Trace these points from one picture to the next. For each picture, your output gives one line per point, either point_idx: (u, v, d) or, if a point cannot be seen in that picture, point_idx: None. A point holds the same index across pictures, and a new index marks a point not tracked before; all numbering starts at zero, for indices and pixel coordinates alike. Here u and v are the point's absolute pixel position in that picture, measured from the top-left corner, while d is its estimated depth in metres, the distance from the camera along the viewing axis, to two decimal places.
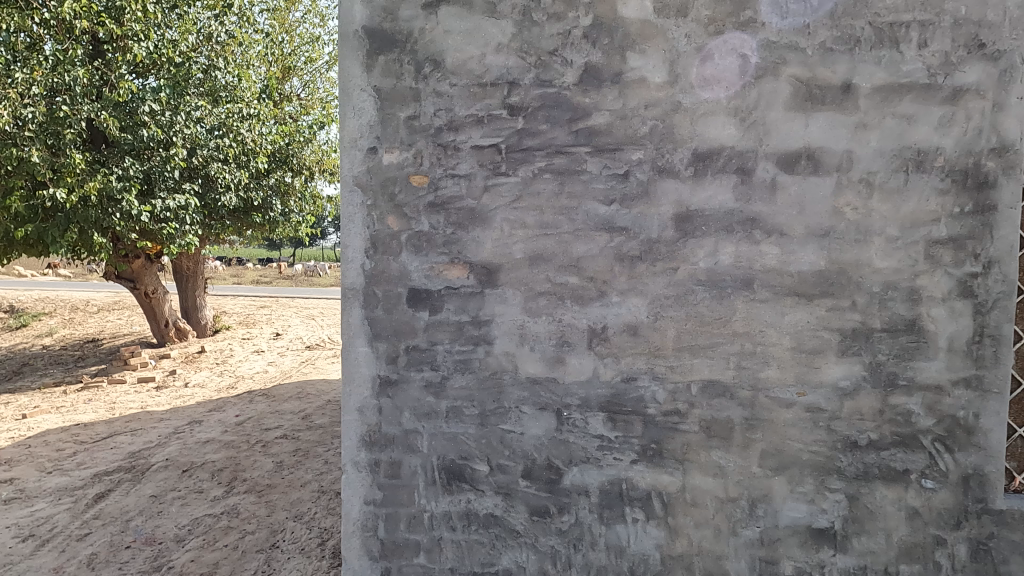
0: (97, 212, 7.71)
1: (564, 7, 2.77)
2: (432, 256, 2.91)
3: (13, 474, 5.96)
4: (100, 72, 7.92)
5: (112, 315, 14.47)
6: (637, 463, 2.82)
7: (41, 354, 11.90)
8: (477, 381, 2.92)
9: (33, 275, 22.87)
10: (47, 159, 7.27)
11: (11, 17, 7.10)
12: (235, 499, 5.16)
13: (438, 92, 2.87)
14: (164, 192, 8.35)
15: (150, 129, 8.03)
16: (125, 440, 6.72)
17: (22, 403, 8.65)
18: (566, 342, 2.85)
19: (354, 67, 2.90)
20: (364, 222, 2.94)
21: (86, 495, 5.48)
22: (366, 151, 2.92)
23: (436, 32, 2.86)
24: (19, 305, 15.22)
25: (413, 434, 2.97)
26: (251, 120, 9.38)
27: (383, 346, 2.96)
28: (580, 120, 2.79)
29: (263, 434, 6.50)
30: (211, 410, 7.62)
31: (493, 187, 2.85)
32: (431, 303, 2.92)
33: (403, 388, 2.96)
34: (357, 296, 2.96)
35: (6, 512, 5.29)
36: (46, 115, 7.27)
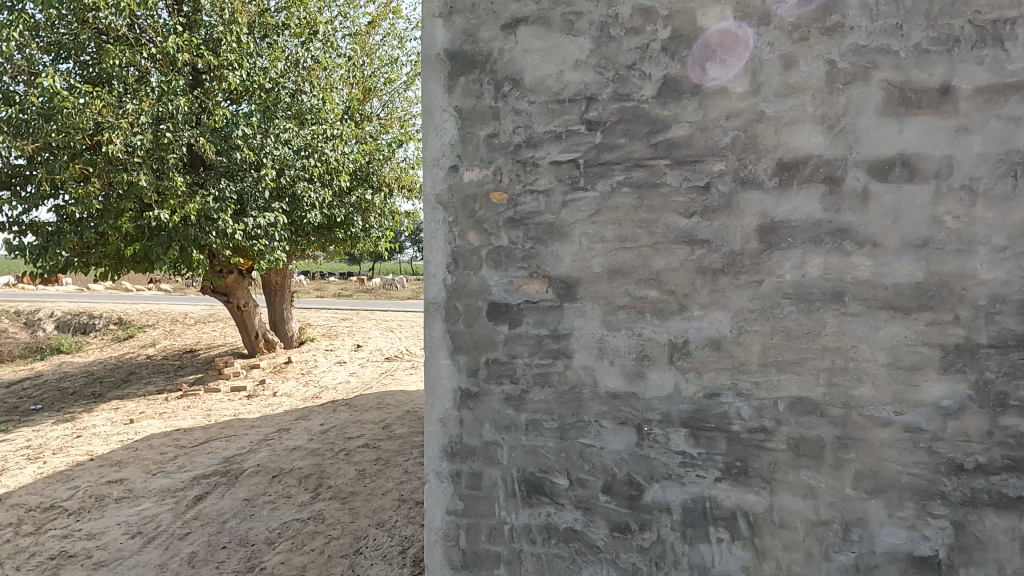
0: (196, 231, 8.28)
1: (642, 21, 2.78)
2: (512, 271, 2.96)
3: (123, 475, 6.45)
4: (199, 100, 8.55)
5: (207, 327, 15.42)
6: (721, 481, 2.75)
7: (145, 364, 12.82)
8: (556, 395, 2.93)
9: (136, 289, 24.90)
10: (152, 182, 7.88)
11: (123, 53, 7.82)
12: (321, 505, 5.37)
13: (518, 110, 2.92)
14: (255, 211, 8.85)
15: (243, 152, 8.60)
16: (220, 445, 7.12)
17: (130, 410, 9.33)
18: (646, 356, 2.82)
19: (435, 89, 3.01)
20: (446, 237, 3.03)
21: (186, 496, 5.85)
22: (447, 169, 3.01)
23: (515, 52, 2.92)
24: (127, 318, 16.51)
25: (493, 445, 3.01)
26: (334, 140, 9.74)
27: (464, 358, 3.03)
28: (659, 133, 2.78)
29: (347, 442, 6.73)
30: (298, 419, 7.96)
31: (572, 202, 2.87)
32: (511, 317, 2.97)
33: (484, 400, 3.01)
34: (439, 310, 3.06)
35: (117, 510, 5.73)
36: (152, 142, 7.93)
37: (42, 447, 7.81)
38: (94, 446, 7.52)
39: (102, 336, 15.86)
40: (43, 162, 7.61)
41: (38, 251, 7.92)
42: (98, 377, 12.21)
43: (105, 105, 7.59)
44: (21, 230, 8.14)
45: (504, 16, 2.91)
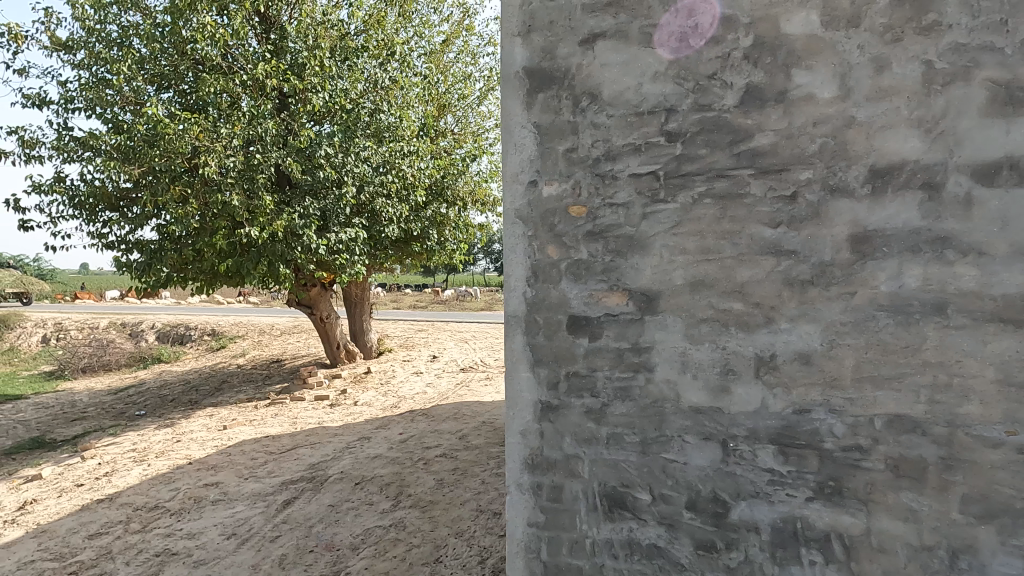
0: (283, 246, 8.72)
1: (723, 30, 2.74)
2: (592, 284, 2.97)
3: (218, 479, 6.83)
4: (286, 123, 9.01)
5: (293, 338, 16.13)
6: (813, 501, 2.64)
7: (236, 373, 13.55)
8: (638, 409, 2.91)
9: (229, 302, 26.48)
10: (244, 201, 8.36)
11: (218, 81, 8.37)
12: (403, 513, 5.49)
13: (596, 124, 2.94)
14: (337, 227, 9.22)
15: (325, 171, 8.98)
16: (305, 452, 7.42)
17: (223, 416, 9.87)
18: (731, 370, 2.75)
19: (514, 106, 3.08)
20: (526, 252, 3.08)
21: (276, 500, 6.13)
22: (526, 184, 3.07)
23: (593, 67, 2.94)
24: (220, 329, 17.51)
25: (574, 459, 3.02)
26: (410, 156, 10.03)
27: (544, 371, 3.06)
28: (742, 142, 2.72)
29: (425, 452, 6.87)
30: (378, 428, 8.19)
31: (652, 214, 2.86)
32: (591, 330, 2.97)
33: (564, 414, 3.03)
34: (519, 323, 3.10)
35: (214, 511, 6.08)
36: (243, 163, 8.43)
37: (147, 450, 8.39)
38: (192, 451, 8.01)
39: (198, 346, 16.90)
40: (148, 185, 8.23)
41: (142, 267, 8.56)
42: (194, 385, 13.00)
43: (202, 130, 8.13)
44: (128, 248, 8.81)
45: (582, 32, 2.94)
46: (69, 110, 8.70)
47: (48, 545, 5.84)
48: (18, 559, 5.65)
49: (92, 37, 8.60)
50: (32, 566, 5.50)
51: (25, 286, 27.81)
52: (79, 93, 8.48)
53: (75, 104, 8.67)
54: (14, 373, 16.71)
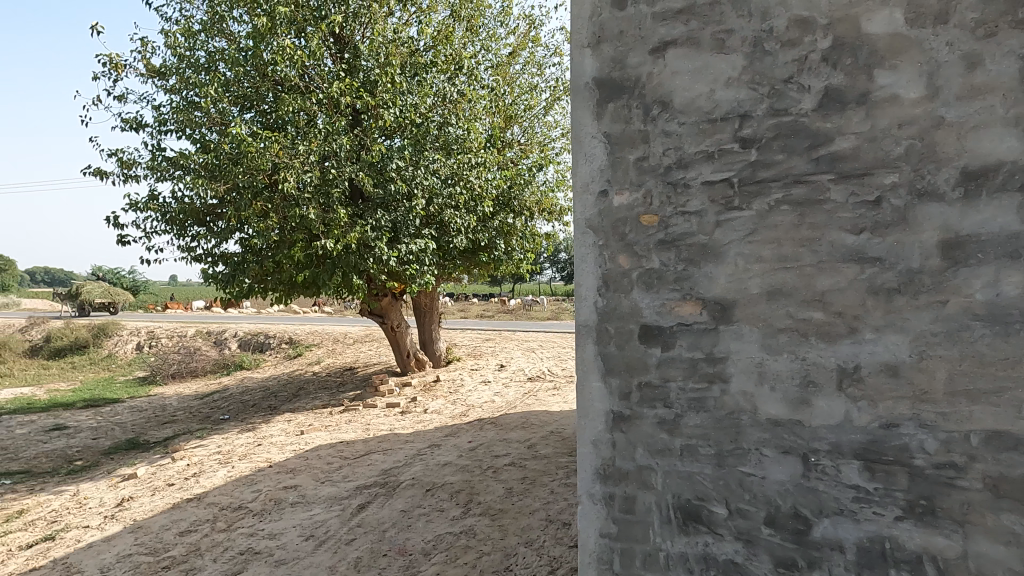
0: (356, 258, 9.01)
1: (800, 32, 2.67)
2: (664, 294, 2.94)
3: (296, 482, 7.10)
4: (359, 138, 9.33)
5: (365, 346, 16.61)
6: (903, 520, 2.51)
7: (312, 379, 14.07)
8: (712, 421, 2.85)
9: (304, 311, 27.55)
10: (320, 215, 8.70)
11: (296, 101, 8.77)
12: (472, 520, 5.55)
13: (667, 132, 2.92)
14: (407, 238, 9.46)
15: (396, 184, 9.24)
16: (378, 458, 7.61)
17: (301, 421, 10.27)
18: (812, 382, 2.66)
19: (584, 116, 3.10)
20: (596, 261, 3.09)
21: (351, 504, 6.31)
22: (597, 194, 3.08)
23: (663, 75, 2.93)
24: (296, 338, 18.24)
25: (647, 470, 2.98)
26: (478, 167, 10.16)
27: (616, 381, 3.05)
28: (821, 146, 2.65)
29: (494, 460, 6.91)
30: (448, 435, 8.31)
31: (726, 222, 2.81)
32: (663, 340, 2.94)
33: (637, 424, 3.00)
34: (590, 332, 3.10)
35: (293, 513, 6.32)
36: (320, 178, 8.78)
37: (231, 453, 8.82)
38: (272, 454, 8.37)
39: (276, 354, 17.66)
40: (233, 201, 8.71)
41: (227, 278, 9.04)
42: (273, 391, 13.57)
43: (281, 147, 8.55)
44: (214, 260, 9.33)
45: (652, 41, 2.94)
46: (162, 131, 9.30)
47: (143, 540, 6.22)
48: (117, 553, 6.03)
49: (183, 63, 9.18)
50: (130, 560, 5.87)
51: (115, 297, 29.71)
52: (171, 116, 9.07)
53: (167, 126, 9.27)
54: (112, 378, 17.92)
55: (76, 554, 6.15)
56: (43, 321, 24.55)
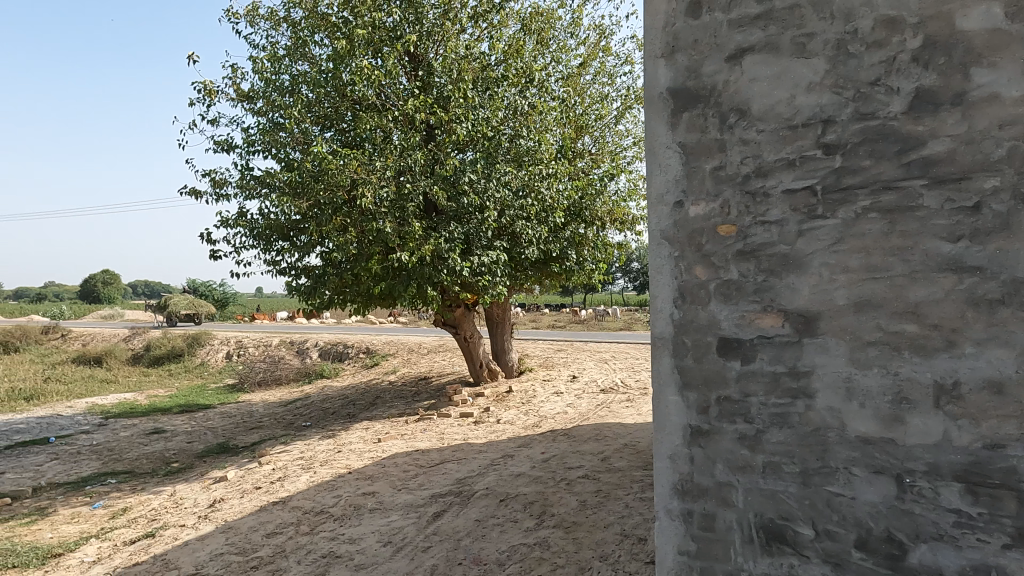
0: (430, 269, 9.20)
1: (887, 33, 2.57)
2: (743, 305, 2.86)
3: (374, 489, 7.30)
4: (433, 153, 9.56)
5: (439, 356, 16.93)
6: (1012, 549, 2.34)
7: (388, 389, 14.45)
8: (797, 437, 2.74)
9: (380, 322, 28.40)
10: (396, 228, 8.94)
11: (373, 119, 9.11)
12: (546, 532, 5.54)
13: (745, 141, 2.86)
14: (479, 250, 9.59)
15: (469, 197, 9.40)
16: (452, 467, 7.72)
17: (378, 429, 10.56)
18: (906, 399, 2.53)
19: (659, 126, 3.07)
20: (672, 273, 3.04)
21: (427, 512, 6.43)
22: (672, 205, 3.04)
23: (740, 82, 2.87)
24: (373, 348, 18.80)
25: (727, 487, 2.90)
26: (550, 178, 10.19)
27: (693, 395, 2.99)
28: (913, 150, 2.53)
29: (567, 472, 6.88)
30: (520, 446, 8.33)
31: (809, 231, 2.72)
32: (743, 353, 2.86)
33: (716, 439, 2.93)
34: (666, 345, 3.06)
35: (372, 519, 6.50)
36: (395, 193, 9.05)
37: (313, 459, 9.17)
38: (351, 461, 8.64)
39: (354, 363, 18.25)
40: (315, 217, 9.09)
41: (309, 290, 9.44)
42: (352, 400, 14.03)
43: (360, 164, 8.87)
44: (297, 273, 9.77)
45: (728, 47, 2.89)
46: (250, 152, 9.84)
47: (233, 541, 6.54)
48: (210, 551, 6.38)
49: (269, 87, 9.69)
50: (221, 559, 6.18)
51: (198, 308, 31.54)
52: (258, 137, 9.58)
53: (255, 146, 9.79)
54: (203, 385, 19.01)
55: (173, 551, 6.54)
56: (143, 332, 26.36)
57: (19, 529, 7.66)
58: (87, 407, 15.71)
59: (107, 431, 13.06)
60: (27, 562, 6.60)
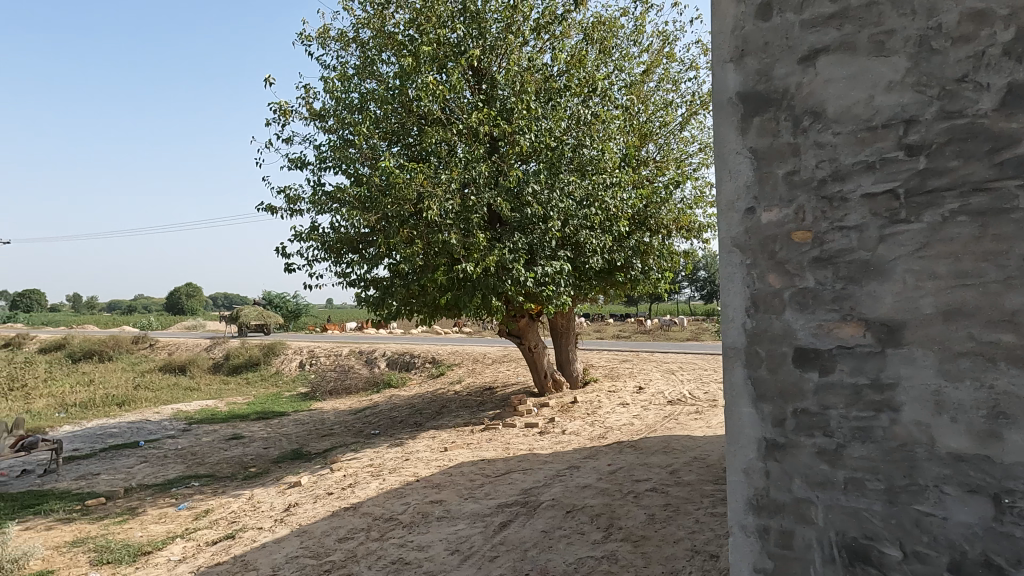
0: (494, 280, 9.29)
1: (974, 27, 2.46)
2: (821, 314, 2.78)
3: (441, 497, 7.40)
4: (497, 165, 9.64)
5: (503, 366, 17.02)
6: None
7: (454, 398, 14.63)
8: (881, 452, 2.63)
9: (446, 332, 28.85)
10: (461, 240, 9.05)
11: (438, 133, 9.30)
12: (614, 545, 5.46)
13: (819, 144, 2.80)
14: (543, 260, 9.61)
15: (533, 207, 9.44)
16: (518, 477, 7.73)
17: (444, 438, 10.70)
18: (1002, 414, 2.38)
19: (728, 132, 3.07)
20: (743, 281, 3.00)
21: (493, 522, 6.46)
22: (743, 212, 3.02)
23: (815, 83, 2.81)
24: (439, 358, 19.10)
25: (806, 503, 2.82)
26: (614, 188, 10.10)
27: (768, 407, 2.94)
28: (1005, 149, 2.41)
29: (635, 485, 6.76)
30: (586, 458, 8.26)
31: (891, 237, 2.62)
32: (821, 364, 2.78)
33: (793, 453, 2.86)
34: (739, 356, 3.02)
35: (439, 527, 6.58)
36: (460, 205, 9.17)
37: (382, 466, 9.38)
38: (419, 469, 8.78)
39: (421, 373, 18.59)
40: (384, 230, 9.34)
41: (377, 301, 9.71)
42: (419, 409, 14.27)
43: (425, 177, 9.03)
44: (366, 285, 10.05)
45: (801, 49, 2.85)
46: (322, 168, 10.22)
47: (308, 544, 6.75)
48: (286, 554, 6.61)
49: (339, 105, 10.04)
50: (296, 561, 6.39)
51: (267, 319, 32.86)
52: (330, 154, 9.94)
53: (326, 163, 10.17)
54: (279, 393, 19.78)
55: (252, 552, 6.81)
56: (223, 342, 27.70)
57: (113, 527, 8.14)
58: (172, 413, 16.60)
59: (191, 436, 13.76)
60: (119, 559, 7.00)
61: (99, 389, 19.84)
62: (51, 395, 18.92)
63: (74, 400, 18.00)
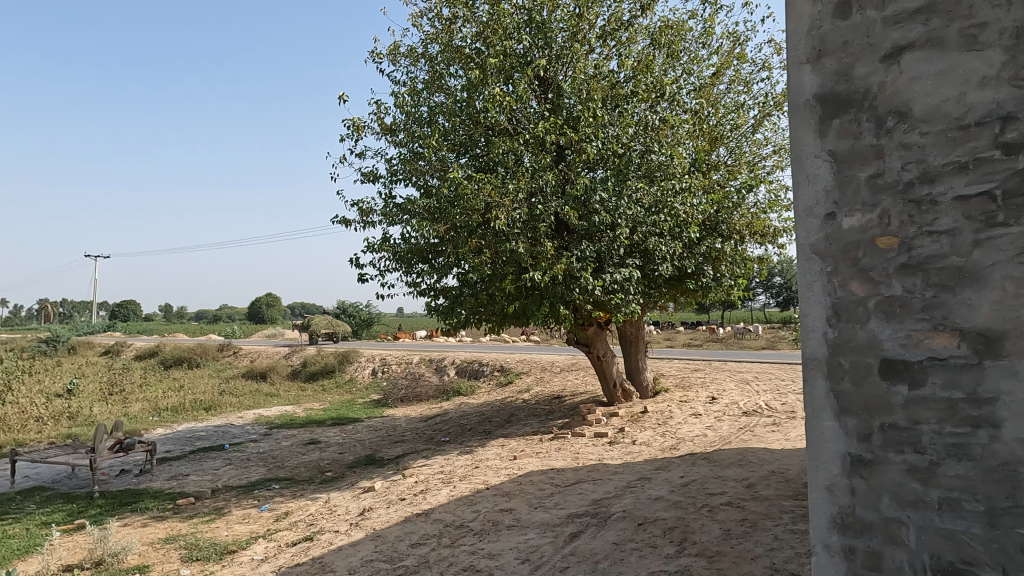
0: (562, 288, 9.32)
1: None
2: (910, 324, 2.84)
3: (511, 506, 7.43)
4: (564, 174, 9.67)
5: (572, 374, 16.93)
6: None
7: (523, 407, 14.65)
8: (979, 471, 2.66)
9: (513, 341, 28.93)
10: (529, 249, 9.09)
11: (506, 142, 9.41)
12: (687, 560, 5.31)
13: (905, 144, 2.87)
14: (612, 268, 9.53)
15: (600, 215, 9.32)
16: (588, 487, 7.67)
17: (514, 446, 10.76)
18: None
19: (807, 136, 3.18)
20: (824, 289, 3.11)
21: (563, 532, 6.43)
22: (824, 217, 3.12)
23: (900, 82, 2.89)
24: (507, 367, 19.19)
25: (896, 523, 2.86)
26: (684, 193, 9.91)
27: (853, 421, 3.00)
28: None
29: (709, 498, 6.56)
30: (658, 469, 8.11)
31: (986, 241, 2.65)
32: (911, 377, 2.83)
33: (882, 470, 2.91)
34: (821, 366, 3.12)
35: (510, 536, 6.60)
36: (528, 214, 9.21)
37: (453, 473, 9.52)
38: (489, 477, 8.87)
39: (490, 381, 18.71)
40: (453, 240, 9.51)
41: (446, 310, 9.87)
42: (488, 417, 14.38)
43: (493, 187, 9.09)
44: (436, 294, 10.24)
45: (884, 46, 2.93)
46: (393, 181, 10.50)
47: (382, 548, 6.91)
48: (361, 557, 6.78)
49: (410, 119, 10.32)
50: (371, 565, 6.55)
51: (336, 328, 33.79)
52: (400, 166, 10.21)
53: (397, 175, 10.45)
54: (352, 399, 20.34)
55: (329, 554, 7.03)
56: (300, 349, 28.76)
57: (201, 526, 8.59)
58: (254, 418, 17.33)
59: (271, 440, 14.35)
60: (207, 556, 7.38)
61: (187, 394, 20.95)
62: (145, 399, 20.13)
63: (166, 405, 19.09)
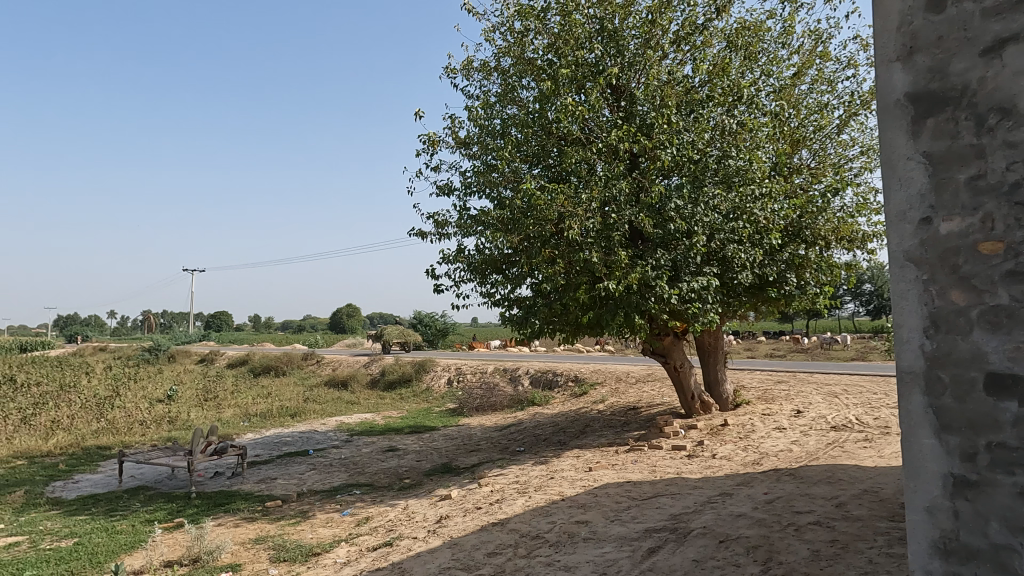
0: (637, 298, 9.20)
1: None
2: (1019, 335, 2.69)
3: (588, 518, 7.36)
4: (638, 181, 9.54)
5: (648, 385, 16.62)
6: None
7: (598, 418, 14.50)
8: None
9: (587, 351, 28.71)
10: (602, 259, 9.01)
11: (578, 152, 9.39)
12: None
13: (1010, 143, 2.75)
14: (688, 276, 9.30)
15: (676, 223, 9.15)
16: (666, 502, 7.50)
17: (589, 458, 10.66)
18: None
19: (898, 138, 3.09)
20: (920, 299, 3.00)
21: (641, 547, 6.30)
22: (918, 223, 3.01)
23: (1001, 78, 2.78)
24: (582, 377, 19.06)
25: (1006, 550, 2.72)
26: (764, 199, 9.61)
27: (955, 439, 2.87)
28: None
29: (795, 517, 6.28)
30: (739, 485, 7.83)
31: None
32: (1021, 392, 2.68)
33: (989, 493, 2.77)
34: (918, 380, 3.00)
35: (586, 549, 6.53)
36: (601, 224, 9.14)
37: (528, 483, 9.52)
38: (565, 488, 8.82)
39: (564, 392, 18.64)
40: (526, 250, 9.55)
41: (520, 320, 9.92)
42: (562, 428, 14.32)
43: (566, 198, 9.09)
44: (510, 304, 10.32)
45: (984, 40, 2.82)
46: (467, 194, 10.69)
47: (459, 556, 6.99)
48: (439, 564, 6.87)
49: (484, 132, 10.49)
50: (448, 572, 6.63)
51: (408, 337, 34.47)
52: (474, 179, 10.38)
53: (471, 188, 10.63)
54: (429, 408, 20.72)
55: (408, 560, 7.17)
56: (380, 358, 29.60)
57: (287, 528, 8.95)
58: (336, 425, 17.95)
59: (352, 447, 14.81)
60: (293, 558, 7.68)
61: (275, 401, 21.95)
62: (237, 405, 21.24)
63: (256, 411, 20.08)
